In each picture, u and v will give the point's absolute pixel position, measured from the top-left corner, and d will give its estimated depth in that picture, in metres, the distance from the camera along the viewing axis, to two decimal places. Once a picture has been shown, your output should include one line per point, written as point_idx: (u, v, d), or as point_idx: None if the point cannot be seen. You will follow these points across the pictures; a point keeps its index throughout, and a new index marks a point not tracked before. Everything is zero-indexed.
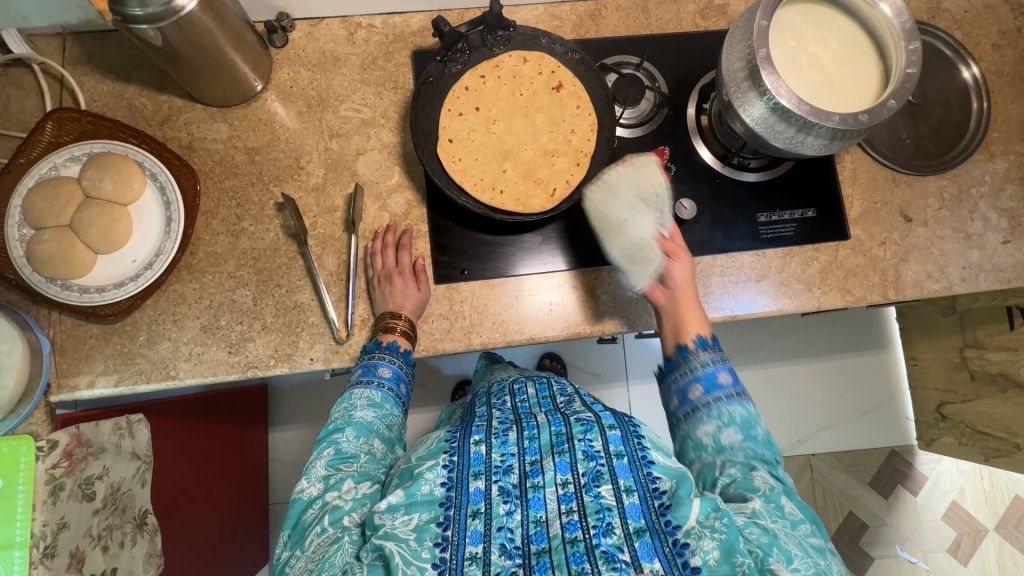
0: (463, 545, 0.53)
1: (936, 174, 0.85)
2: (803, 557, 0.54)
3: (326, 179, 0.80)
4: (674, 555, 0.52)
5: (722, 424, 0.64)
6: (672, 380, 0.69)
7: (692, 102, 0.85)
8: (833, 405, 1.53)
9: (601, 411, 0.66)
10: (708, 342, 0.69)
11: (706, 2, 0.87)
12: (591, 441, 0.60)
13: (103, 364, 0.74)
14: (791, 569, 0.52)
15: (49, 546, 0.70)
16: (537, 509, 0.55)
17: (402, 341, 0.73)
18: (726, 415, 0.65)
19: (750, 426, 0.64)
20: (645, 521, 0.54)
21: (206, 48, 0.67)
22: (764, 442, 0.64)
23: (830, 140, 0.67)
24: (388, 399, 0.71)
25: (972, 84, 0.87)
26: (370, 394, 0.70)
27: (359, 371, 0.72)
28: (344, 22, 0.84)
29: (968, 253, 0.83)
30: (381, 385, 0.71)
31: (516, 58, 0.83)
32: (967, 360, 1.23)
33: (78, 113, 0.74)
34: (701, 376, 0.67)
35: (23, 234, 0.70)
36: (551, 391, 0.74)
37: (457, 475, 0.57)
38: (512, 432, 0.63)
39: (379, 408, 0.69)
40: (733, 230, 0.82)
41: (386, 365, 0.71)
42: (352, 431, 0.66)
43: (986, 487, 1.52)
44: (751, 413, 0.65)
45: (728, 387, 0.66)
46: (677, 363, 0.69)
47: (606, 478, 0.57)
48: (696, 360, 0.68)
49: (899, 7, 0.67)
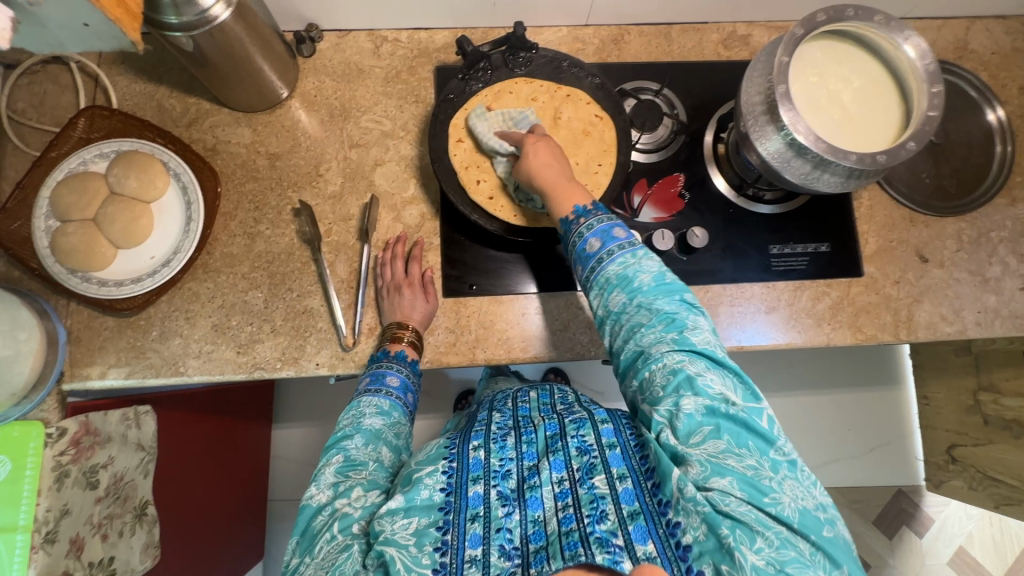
0: (463, 548, 0.53)
1: (954, 216, 0.84)
2: (768, 533, 0.50)
3: (343, 188, 0.81)
4: (667, 535, 0.52)
5: (605, 290, 0.64)
6: (569, 252, 0.69)
7: (710, 130, 0.85)
8: (841, 439, 1.51)
9: (594, 410, 0.68)
10: (587, 210, 0.68)
11: (729, 32, 0.88)
12: (585, 436, 0.61)
13: (116, 356, 0.76)
14: (756, 551, 0.49)
15: (50, 532, 0.71)
16: (535, 509, 0.55)
17: (409, 351, 0.74)
18: (605, 282, 0.65)
19: (631, 281, 0.63)
20: (638, 505, 0.55)
21: (235, 55, 0.70)
22: (650, 291, 0.63)
23: (847, 178, 0.66)
24: (396, 407, 0.71)
25: (996, 127, 0.86)
26: (378, 402, 0.70)
27: (367, 380, 0.73)
28: (371, 35, 0.85)
29: (984, 298, 0.81)
30: (389, 394, 0.71)
31: (518, 84, 0.82)
32: (981, 403, 1.20)
33: (110, 112, 0.77)
34: (586, 238, 0.66)
35: (48, 226, 0.72)
36: (552, 399, 0.74)
37: (456, 480, 0.58)
38: (510, 437, 0.63)
39: (388, 416, 0.70)
40: (745, 261, 0.82)
41: (394, 374, 0.72)
42: (361, 437, 0.66)
43: (995, 535, 1.50)
44: (632, 264, 0.65)
45: (597, 249, 0.65)
46: (565, 233, 0.69)
47: (599, 469, 0.57)
48: (592, 218, 0.67)
49: (924, 49, 0.66)
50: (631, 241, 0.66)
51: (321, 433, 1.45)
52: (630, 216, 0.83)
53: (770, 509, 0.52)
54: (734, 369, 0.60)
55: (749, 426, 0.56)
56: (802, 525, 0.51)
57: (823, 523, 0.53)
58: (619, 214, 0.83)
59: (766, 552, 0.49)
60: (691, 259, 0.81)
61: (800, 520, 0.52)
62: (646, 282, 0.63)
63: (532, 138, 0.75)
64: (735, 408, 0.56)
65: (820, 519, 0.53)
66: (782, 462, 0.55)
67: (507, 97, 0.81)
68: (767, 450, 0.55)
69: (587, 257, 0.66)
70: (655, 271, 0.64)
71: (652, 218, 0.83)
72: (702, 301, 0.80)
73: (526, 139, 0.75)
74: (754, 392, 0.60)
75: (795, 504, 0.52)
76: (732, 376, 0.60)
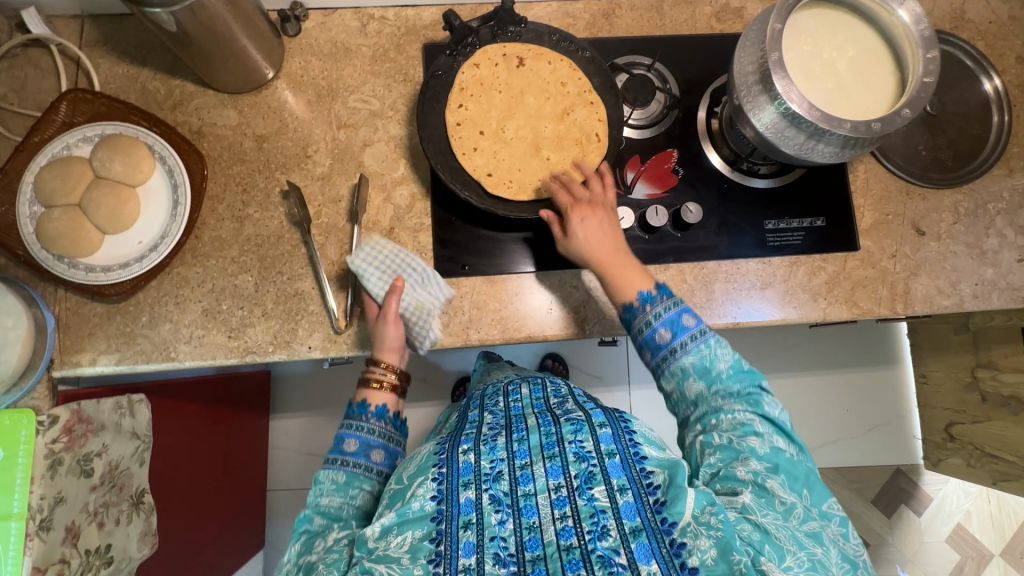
0: (457, 558, 0.52)
1: (951, 189, 0.83)
2: (797, 553, 0.52)
3: (332, 169, 0.80)
4: (671, 556, 0.51)
5: (680, 378, 0.65)
6: (633, 335, 0.69)
7: (704, 105, 0.84)
8: (839, 420, 1.51)
9: (590, 410, 0.65)
10: (653, 297, 0.68)
11: (722, 4, 0.86)
12: (582, 441, 0.59)
13: (105, 343, 0.75)
14: (783, 568, 0.50)
15: (44, 519, 0.71)
16: (530, 516, 0.55)
17: (388, 404, 0.72)
18: (679, 370, 0.65)
19: (709, 370, 0.64)
20: (640, 521, 0.54)
21: (219, 35, 0.68)
22: (728, 377, 0.64)
23: (842, 148, 0.65)
24: (356, 477, 0.65)
25: (993, 96, 0.85)
26: (336, 475, 0.65)
27: (328, 449, 0.68)
28: (357, 13, 0.84)
29: (981, 270, 0.81)
30: (347, 464, 0.66)
31: (499, 56, 0.81)
32: (980, 380, 1.20)
33: (92, 95, 0.75)
34: (655, 327, 0.67)
35: (33, 212, 0.71)
36: (545, 393, 0.73)
37: (447, 487, 0.56)
38: (500, 437, 0.62)
39: (346, 489, 0.64)
40: (740, 237, 0.81)
41: (352, 438, 0.67)
42: (321, 510, 0.61)
43: (993, 512, 1.51)
44: (707, 353, 0.65)
45: (669, 341, 0.66)
46: (630, 319, 0.69)
47: (598, 479, 0.56)
48: (658, 305, 0.68)
49: (919, 14, 0.65)
50: (702, 330, 0.66)
51: (319, 422, 1.45)
52: (624, 192, 0.82)
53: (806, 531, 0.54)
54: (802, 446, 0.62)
55: (806, 477, 0.58)
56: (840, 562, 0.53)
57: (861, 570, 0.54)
58: (612, 191, 0.82)
59: (793, 570, 0.50)
60: (686, 235, 0.81)
61: (836, 553, 0.53)
62: (724, 370, 0.64)
63: (593, 208, 0.73)
64: (793, 459, 0.59)
65: (855, 564, 0.54)
66: (828, 515, 0.57)
67: (503, 65, 0.81)
68: (818, 501, 0.57)
69: (656, 346, 0.67)
70: (731, 357, 0.65)
71: (646, 195, 0.82)
72: (697, 277, 0.80)
73: (574, 210, 0.73)
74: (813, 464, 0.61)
75: (836, 548, 0.54)
76: (797, 446, 0.62)
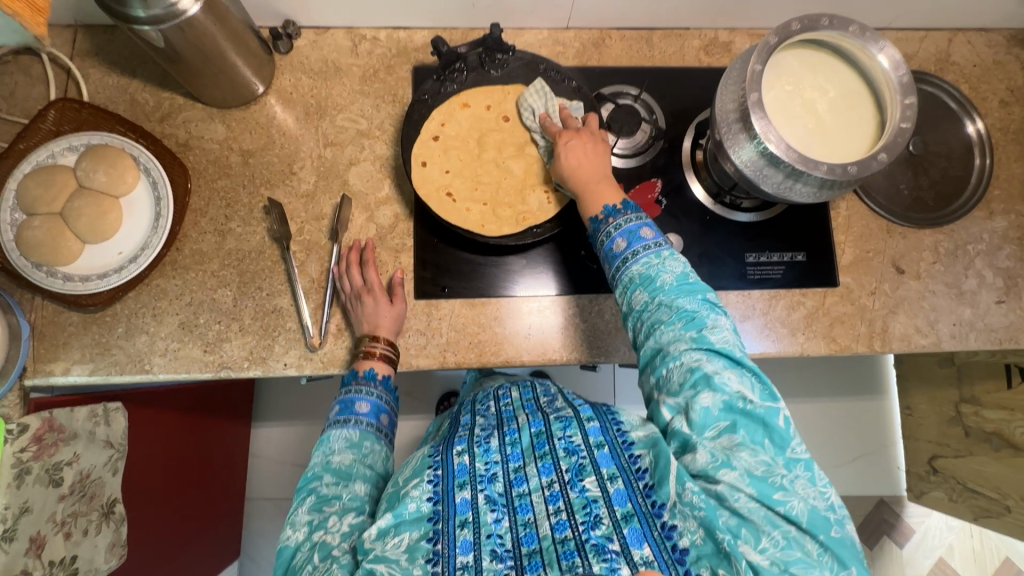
0: (454, 556, 0.51)
1: (932, 228, 0.83)
2: (772, 533, 0.51)
3: (316, 186, 0.80)
4: (663, 538, 0.51)
5: (630, 289, 0.65)
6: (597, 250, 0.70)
7: (689, 136, 0.85)
8: (824, 448, 1.50)
9: (579, 406, 0.66)
10: (617, 209, 0.69)
11: (711, 38, 0.88)
12: (571, 437, 0.60)
13: (80, 353, 0.74)
14: (760, 550, 0.50)
15: (8, 529, 0.70)
16: (525, 513, 0.54)
17: (380, 368, 0.72)
18: (630, 280, 0.65)
19: (654, 279, 0.64)
20: (631, 506, 0.53)
21: (208, 52, 0.69)
22: (672, 290, 0.63)
23: (819, 188, 0.66)
24: (368, 435, 0.68)
25: (975, 139, 0.86)
26: (348, 434, 0.67)
27: (337, 409, 0.70)
28: (349, 33, 0.85)
29: (959, 310, 0.81)
30: (359, 422, 0.68)
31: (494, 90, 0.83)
32: (963, 415, 1.19)
33: (80, 105, 0.76)
34: (614, 238, 0.67)
35: (15, 219, 0.71)
36: (536, 394, 0.72)
37: (443, 488, 0.56)
38: (494, 439, 0.62)
39: (359, 450, 0.66)
40: (720, 268, 0.82)
41: (364, 400, 0.70)
42: (331, 475, 0.63)
43: (974, 546, 1.50)
44: (656, 264, 0.65)
45: (625, 249, 0.66)
46: (595, 233, 0.70)
47: (589, 470, 0.56)
48: (620, 217, 0.68)
49: (897, 60, 0.66)
50: (658, 242, 0.67)
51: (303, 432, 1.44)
52: None
53: (780, 509, 0.52)
54: (755, 369, 0.60)
55: (766, 424, 0.56)
56: (811, 524, 0.52)
57: (833, 523, 0.53)
58: None
59: (770, 551, 0.50)
60: None
61: (808, 518, 0.52)
62: (669, 281, 0.64)
63: (581, 134, 0.74)
64: (751, 405, 0.56)
65: (830, 521, 0.53)
66: (795, 462, 0.55)
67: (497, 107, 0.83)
68: (782, 449, 0.55)
69: (614, 257, 0.68)
70: (678, 271, 0.65)
71: None
72: None
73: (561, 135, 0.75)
74: (772, 392, 0.59)
75: (806, 504, 0.53)
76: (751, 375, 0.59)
